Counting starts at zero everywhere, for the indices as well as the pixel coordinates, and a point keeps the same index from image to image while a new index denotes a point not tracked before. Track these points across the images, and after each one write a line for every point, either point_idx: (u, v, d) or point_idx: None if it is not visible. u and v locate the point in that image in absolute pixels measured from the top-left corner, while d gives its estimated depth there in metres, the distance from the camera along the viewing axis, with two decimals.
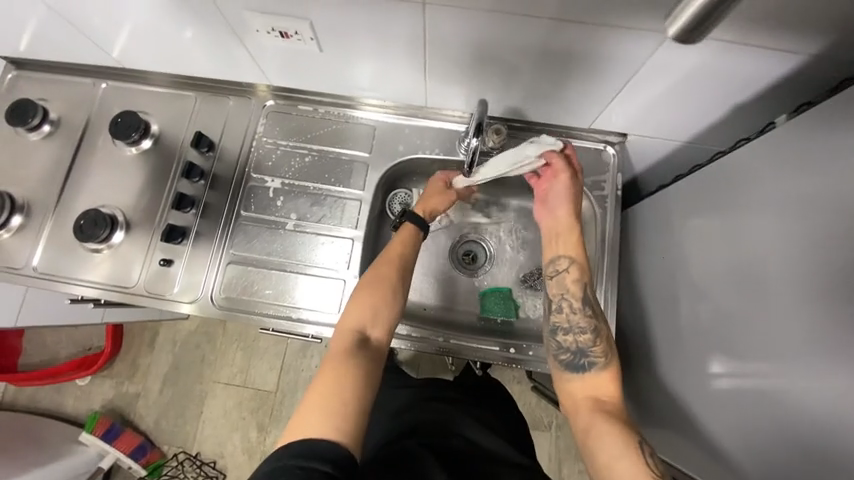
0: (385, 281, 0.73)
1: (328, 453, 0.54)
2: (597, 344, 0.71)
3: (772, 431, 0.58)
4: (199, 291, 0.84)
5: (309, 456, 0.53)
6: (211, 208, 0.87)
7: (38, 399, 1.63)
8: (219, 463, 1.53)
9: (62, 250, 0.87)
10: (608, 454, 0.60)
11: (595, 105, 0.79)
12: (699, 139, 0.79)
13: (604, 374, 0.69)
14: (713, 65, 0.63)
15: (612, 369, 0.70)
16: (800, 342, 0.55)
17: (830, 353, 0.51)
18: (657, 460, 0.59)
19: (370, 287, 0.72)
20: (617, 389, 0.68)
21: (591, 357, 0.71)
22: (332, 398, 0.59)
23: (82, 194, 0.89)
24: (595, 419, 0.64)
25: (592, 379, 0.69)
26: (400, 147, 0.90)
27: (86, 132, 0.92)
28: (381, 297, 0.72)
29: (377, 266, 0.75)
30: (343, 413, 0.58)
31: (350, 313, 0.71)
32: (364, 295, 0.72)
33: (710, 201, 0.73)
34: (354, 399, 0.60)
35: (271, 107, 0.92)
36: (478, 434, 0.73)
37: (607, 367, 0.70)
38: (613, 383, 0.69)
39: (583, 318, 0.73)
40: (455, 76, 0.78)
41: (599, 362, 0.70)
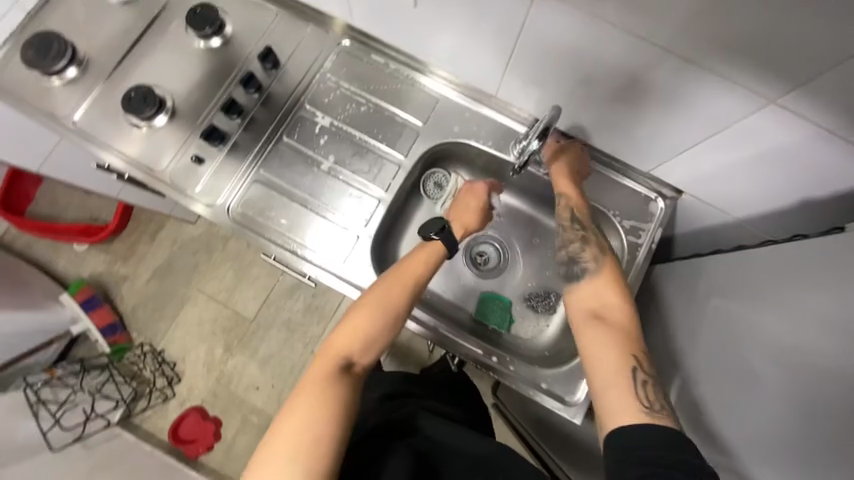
0: (386, 307, 0.70)
1: None
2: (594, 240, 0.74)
3: None
4: (219, 198, 0.84)
5: None
6: (256, 123, 0.87)
7: (34, 249, 1.68)
8: (178, 367, 1.56)
9: (104, 115, 0.87)
10: (607, 380, 0.61)
11: (662, 150, 0.76)
12: (753, 222, 0.76)
13: (602, 280, 0.70)
14: (800, 150, 0.60)
15: (610, 268, 0.71)
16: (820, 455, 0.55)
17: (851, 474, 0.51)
18: (645, 378, 0.60)
19: (369, 310, 0.69)
20: (621, 296, 0.68)
21: (584, 262, 0.72)
22: (308, 427, 0.57)
23: (141, 69, 0.89)
24: (596, 332, 0.65)
25: (593, 285, 0.70)
26: (455, 128, 0.89)
27: (164, 11, 0.92)
28: (379, 322, 0.69)
29: (382, 285, 0.72)
30: (322, 450, 0.56)
31: (340, 335, 0.67)
32: (360, 319, 0.68)
33: (741, 285, 0.71)
34: (338, 425, 0.58)
35: (345, 47, 0.90)
36: (447, 433, 0.69)
37: (603, 267, 0.71)
38: (616, 288, 0.68)
39: (574, 237, 0.75)
40: (536, 76, 0.75)
41: (590, 268, 0.71)
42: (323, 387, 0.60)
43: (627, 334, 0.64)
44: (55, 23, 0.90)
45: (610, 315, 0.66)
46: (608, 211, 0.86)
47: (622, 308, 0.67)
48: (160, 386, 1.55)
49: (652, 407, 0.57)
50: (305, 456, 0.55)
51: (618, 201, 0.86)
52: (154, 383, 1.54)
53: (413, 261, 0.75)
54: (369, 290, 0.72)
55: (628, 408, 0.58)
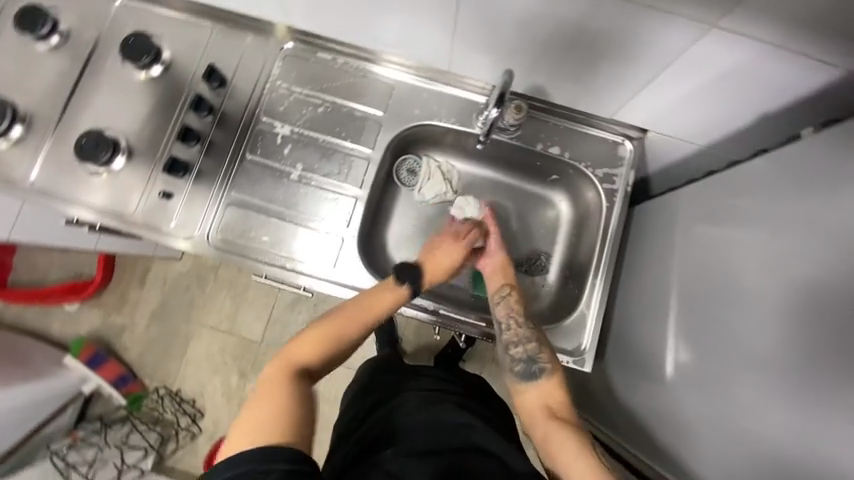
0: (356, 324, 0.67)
1: (261, 463, 0.49)
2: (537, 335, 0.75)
3: (744, 444, 0.59)
4: (196, 228, 0.83)
5: (254, 461, 0.49)
6: (216, 146, 0.85)
7: (25, 318, 1.65)
8: (198, 402, 1.56)
9: (60, 169, 0.85)
10: (573, 465, 0.57)
11: (619, 92, 0.77)
12: (719, 146, 0.77)
13: (547, 381, 0.69)
14: (748, 68, 0.61)
15: (555, 368, 0.70)
16: (776, 365, 0.56)
17: (797, 381, 0.53)
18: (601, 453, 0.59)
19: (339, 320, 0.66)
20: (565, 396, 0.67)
21: (540, 364, 0.70)
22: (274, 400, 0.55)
23: (87, 115, 0.86)
24: (554, 427, 0.62)
25: (543, 388, 0.68)
26: (416, 111, 0.88)
27: (96, 50, 0.88)
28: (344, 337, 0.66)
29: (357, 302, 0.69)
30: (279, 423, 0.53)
31: (305, 340, 0.63)
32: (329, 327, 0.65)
33: (719, 210, 0.73)
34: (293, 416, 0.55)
35: (289, 50, 0.88)
36: (480, 434, 0.65)
37: (552, 369, 0.70)
38: (561, 391, 0.68)
39: (529, 332, 0.75)
40: (485, 43, 0.75)
41: (547, 368, 0.70)
42: (287, 384, 0.57)
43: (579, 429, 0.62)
44: None
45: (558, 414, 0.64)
46: (580, 163, 0.87)
47: (567, 408, 0.66)
48: (185, 425, 1.55)
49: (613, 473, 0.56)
50: (276, 431, 0.52)
51: (587, 151, 0.87)
52: (178, 423, 1.54)
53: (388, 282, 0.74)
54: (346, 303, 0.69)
55: None
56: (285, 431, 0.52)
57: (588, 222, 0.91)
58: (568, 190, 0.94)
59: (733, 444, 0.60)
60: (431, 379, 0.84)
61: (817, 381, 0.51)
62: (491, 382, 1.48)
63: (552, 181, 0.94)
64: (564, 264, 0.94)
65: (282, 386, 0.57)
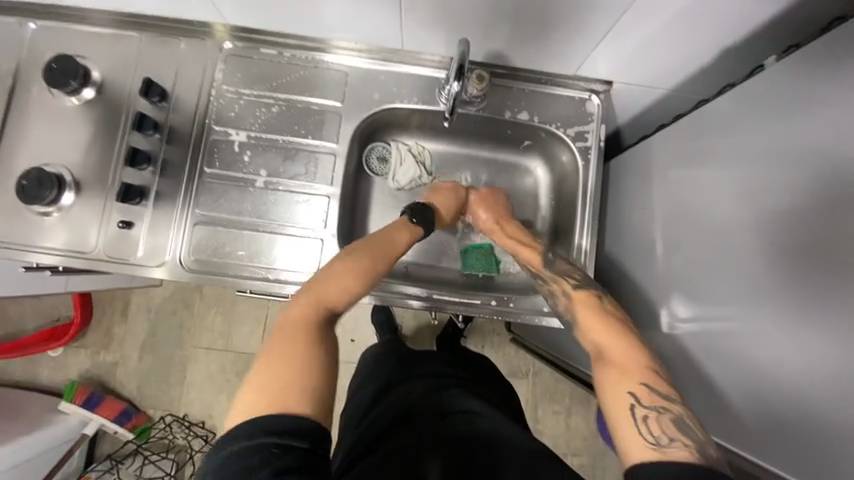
0: (369, 265, 0.66)
1: (290, 428, 0.47)
2: (560, 282, 0.71)
3: (740, 379, 0.61)
4: (167, 254, 0.79)
5: (281, 434, 0.46)
6: (171, 165, 0.80)
7: (9, 372, 1.59)
8: (208, 424, 1.55)
9: (4, 215, 0.79)
10: (617, 419, 0.53)
11: (581, 47, 0.75)
12: (684, 88, 0.77)
13: (589, 320, 0.63)
14: (705, 3, 0.60)
15: (589, 310, 0.64)
16: (768, 298, 0.57)
17: (791, 310, 0.54)
18: (655, 411, 0.52)
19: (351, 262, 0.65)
20: (628, 342, 0.58)
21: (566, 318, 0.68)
22: (301, 356, 0.53)
23: (22, 153, 0.80)
24: (607, 375, 0.56)
25: (596, 333, 0.61)
26: (376, 96, 0.84)
27: (17, 80, 0.81)
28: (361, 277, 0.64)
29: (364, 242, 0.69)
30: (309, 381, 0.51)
31: (322, 290, 0.60)
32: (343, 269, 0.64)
33: (692, 153, 0.73)
34: (321, 365, 0.53)
35: (229, 50, 0.82)
36: (486, 422, 0.66)
37: (581, 315, 0.65)
38: (623, 338, 0.58)
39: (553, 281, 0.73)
40: (435, 15, 0.71)
41: (570, 321, 0.66)
42: (309, 335, 0.55)
43: (640, 379, 0.55)
44: None
45: (607, 351, 0.58)
46: (550, 125, 0.86)
47: (632, 354, 0.57)
48: (199, 447, 1.54)
49: (660, 440, 0.50)
50: (296, 394, 0.49)
51: (556, 112, 0.85)
52: (192, 447, 1.53)
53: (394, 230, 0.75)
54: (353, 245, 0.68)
55: (634, 445, 0.51)
56: (304, 400, 0.49)
57: (566, 184, 0.90)
58: (542, 155, 0.93)
59: (731, 379, 0.62)
60: (434, 365, 0.84)
61: (810, 307, 0.52)
62: (495, 353, 1.50)
63: (525, 147, 0.93)
64: (548, 229, 0.94)
65: (303, 342, 0.54)
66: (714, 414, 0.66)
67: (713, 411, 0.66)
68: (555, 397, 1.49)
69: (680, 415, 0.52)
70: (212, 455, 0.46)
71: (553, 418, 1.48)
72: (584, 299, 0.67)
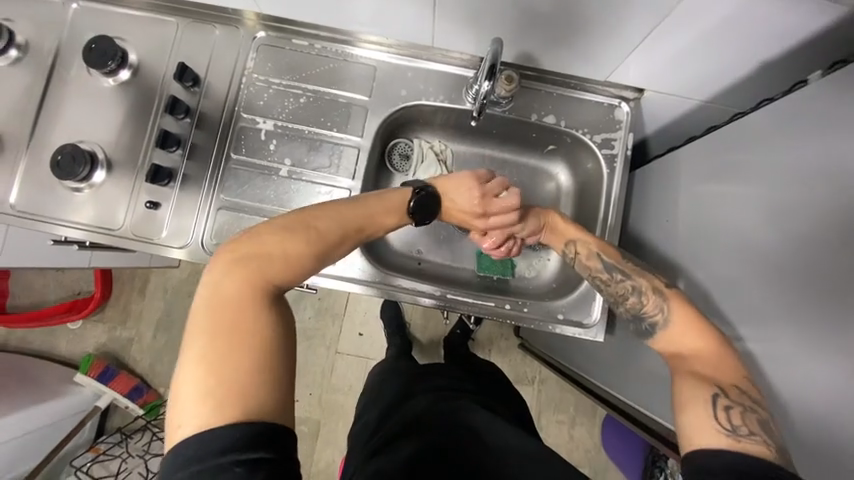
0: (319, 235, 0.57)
1: (240, 438, 0.40)
2: (643, 282, 0.69)
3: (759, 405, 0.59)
4: (190, 237, 0.81)
5: (233, 446, 0.39)
6: (199, 149, 0.82)
7: (30, 341, 1.65)
8: None
9: (39, 188, 0.82)
10: (687, 404, 0.52)
11: (614, 52, 0.73)
12: (719, 100, 0.75)
13: (679, 326, 0.61)
14: (748, 14, 0.58)
15: (685, 313, 0.62)
16: (797, 321, 0.55)
17: (821, 335, 0.52)
18: (733, 404, 0.51)
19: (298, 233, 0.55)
20: (711, 340, 0.58)
21: (651, 319, 0.65)
22: (240, 346, 0.44)
23: (59, 130, 0.82)
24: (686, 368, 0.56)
25: (673, 332, 0.61)
26: (403, 92, 0.84)
27: (58, 59, 0.83)
28: (308, 247, 0.55)
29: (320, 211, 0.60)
30: (260, 378, 0.43)
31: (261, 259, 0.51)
32: (289, 237, 0.54)
33: (723, 167, 0.71)
34: (268, 355, 0.45)
35: (262, 40, 0.84)
36: (489, 433, 0.66)
37: (675, 314, 0.62)
38: (704, 335, 0.58)
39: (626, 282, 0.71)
40: (467, 14, 0.70)
41: (660, 321, 0.63)
42: (250, 315, 0.46)
43: (721, 372, 0.54)
44: None
45: (705, 356, 0.56)
46: (576, 131, 0.84)
47: (716, 352, 0.57)
48: None
49: (736, 430, 0.48)
50: (248, 392, 0.42)
51: (584, 117, 0.84)
52: None
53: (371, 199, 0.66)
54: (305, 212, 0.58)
55: (707, 429, 0.49)
56: (258, 399, 0.42)
57: (588, 191, 0.89)
58: (566, 160, 0.91)
59: None
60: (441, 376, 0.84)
61: (840, 335, 0.50)
62: (502, 357, 1.49)
63: (549, 151, 0.92)
64: None
65: (240, 324, 0.45)
66: None
67: None
68: (560, 406, 1.48)
69: (766, 419, 0.51)
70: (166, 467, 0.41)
71: (557, 428, 1.47)
72: (677, 300, 0.64)
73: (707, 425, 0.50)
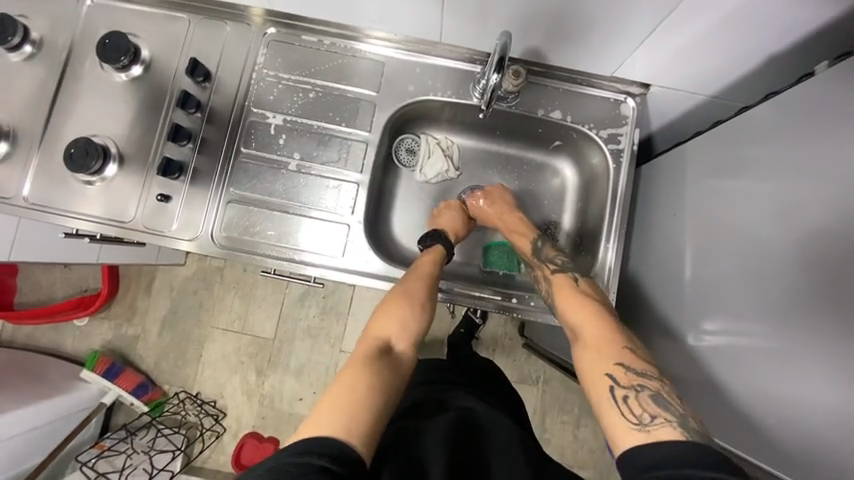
0: (411, 302, 0.72)
1: (327, 449, 0.48)
2: (545, 271, 0.79)
3: (767, 398, 0.59)
4: (199, 230, 0.81)
5: (306, 452, 0.47)
6: (209, 144, 0.83)
7: (37, 337, 1.66)
8: (219, 403, 1.58)
9: (52, 182, 0.83)
10: (597, 399, 0.59)
11: (621, 47, 0.74)
12: (725, 94, 0.75)
13: (576, 313, 0.69)
14: (755, 7, 0.58)
15: (575, 303, 0.70)
16: (807, 310, 0.55)
17: (832, 322, 0.52)
18: (628, 390, 0.57)
19: (397, 302, 0.72)
20: (603, 324, 0.66)
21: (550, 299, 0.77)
22: (353, 392, 0.56)
23: (72, 125, 0.84)
24: (582, 354, 0.64)
25: (571, 321, 0.69)
26: (411, 88, 0.85)
27: (71, 56, 0.85)
28: (406, 314, 0.71)
29: (408, 280, 0.76)
30: (357, 413, 0.54)
31: (375, 327, 0.69)
32: (391, 306, 0.71)
33: (728, 161, 0.71)
34: (380, 400, 0.57)
35: (272, 36, 0.85)
36: (485, 415, 0.67)
37: (562, 300, 0.73)
38: (597, 319, 0.66)
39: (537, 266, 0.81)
40: (475, 10, 0.71)
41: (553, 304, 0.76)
42: (363, 364, 0.61)
43: (613, 351, 0.61)
44: None
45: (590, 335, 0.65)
46: (583, 126, 0.85)
47: (607, 335, 0.64)
48: (208, 425, 1.58)
49: (640, 421, 0.54)
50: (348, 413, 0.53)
51: (590, 112, 0.85)
52: (202, 424, 1.57)
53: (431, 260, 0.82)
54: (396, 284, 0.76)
55: (616, 422, 0.55)
56: (357, 426, 0.52)
57: (595, 186, 0.89)
58: (572, 156, 0.92)
59: (759, 396, 0.60)
60: (446, 371, 0.84)
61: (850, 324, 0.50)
62: (506, 356, 1.49)
63: (555, 147, 0.92)
64: (573, 231, 0.93)
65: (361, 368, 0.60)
66: (738, 432, 0.64)
67: (736, 427, 0.64)
68: (564, 406, 1.47)
69: (659, 391, 0.57)
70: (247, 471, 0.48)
71: (560, 428, 1.46)
72: (562, 284, 0.75)
73: (613, 415, 0.56)
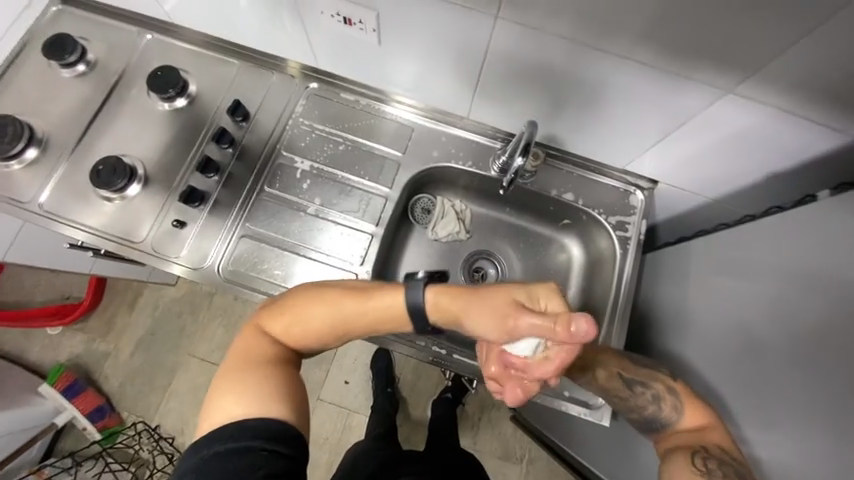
0: (314, 321, 0.57)
1: (276, 432, 0.50)
2: (658, 384, 0.66)
3: None
4: (206, 261, 0.81)
5: (263, 436, 0.49)
6: (234, 178, 0.85)
7: (1, 341, 1.57)
8: (177, 441, 1.47)
9: (72, 193, 0.84)
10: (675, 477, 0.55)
11: (634, 145, 0.80)
12: (729, 200, 0.80)
13: (685, 415, 0.61)
14: (761, 129, 0.64)
15: (692, 405, 0.62)
16: (809, 429, 0.54)
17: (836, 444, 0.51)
18: (714, 465, 0.54)
19: (300, 309, 0.57)
20: (701, 417, 0.61)
21: (662, 419, 0.63)
22: (256, 382, 0.54)
23: (105, 141, 0.87)
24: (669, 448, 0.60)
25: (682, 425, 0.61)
26: (434, 153, 0.90)
27: (121, 79, 0.90)
28: (307, 327, 0.58)
29: (328, 295, 0.57)
30: (287, 397, 0.54)
31: (267, 323, 0.59)
32: (293, 307, 0.58)
33: (729, 263, 0.73)
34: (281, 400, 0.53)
35: (313, 90, 0.91)
36: None
37: (686, 409, 0.62)
38: (697, 413, 0.61)
39: (646, 394, 0.66)
40: (505, 95, 0.78)
41: (672, 418, 0.62)
42: (246, 365, 0.55)
43: (708, 441, 0.58)
44: (8, 106, 0.88)
45: (700, 434, 0.59)
46: (593, 210, 0.89)
47: (708, 428, 0.60)
48: (161, 465, 1.45)
49: None
50: (275, 400, 0.53)
51: (601, 198, 0.89)
52: (154, 463, 1.44)
53: (372, 297, 0.55)
54: (317, 287, 0.58)
55: None
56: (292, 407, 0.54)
57: (600, 267, 0.91)
58: (580, 235, 0.95)
59: None
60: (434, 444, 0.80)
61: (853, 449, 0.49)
62: (491, 427, 1.42)
63: (564, 225, 0.96)
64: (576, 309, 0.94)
65: (234, 360, 0.56)
66: None
67: None
68: None
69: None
70: (189, 455, 0.49)
71: None
72: (689, 397, 0.64)
73: None
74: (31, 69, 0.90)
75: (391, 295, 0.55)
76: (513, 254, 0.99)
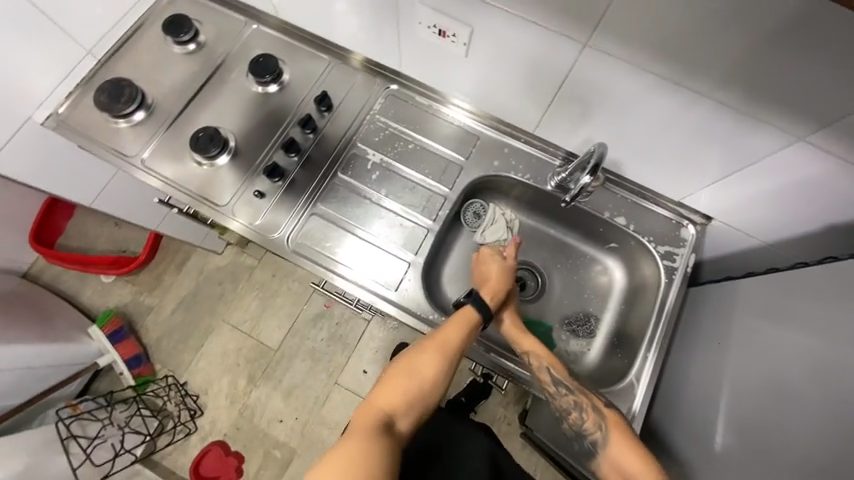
0: (418, 372, 0.74)
1: None
2: (583, 397, 0.76)
3: None
4: (277, 232, 0.89)
5: None
6: (312, 160, 0.94)
7: (61, 281, 1.72)
8: (201, 399, 1.56)
9: (170, 154, 0.94)
10: None
11: (693, 181, 0.82)
12: (785, 247, 0.81)
13: (616, 448, 0.70)
14: (828, 180, 0.66)
15: (619, 433, 0.71)
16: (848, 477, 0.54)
17: None
18: None
19: (403, 372, 0.74)
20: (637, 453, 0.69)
21: (591, 436, 0.73)
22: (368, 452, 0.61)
23: (204, 113, 0.97)
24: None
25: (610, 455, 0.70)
26: (495, 163, 0.96)
27: (224, 61, 1.01)
28: (413, 384, 0.73)
29: (423, 345, 0.77)
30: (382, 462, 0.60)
31: (376, 400, 0.71)
32: (398, 372, 0.74)
33: (776, 307, 0.74)
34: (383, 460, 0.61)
35: (392, 91, 0.99)
36: None
37: (612, 436, 0.71)
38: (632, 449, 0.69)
39: (569, 400, 0.77)
40: (575, 117, 0.83)
41: (599, 439, 0.72)
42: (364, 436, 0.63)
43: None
44: (124, 72, 1.00)
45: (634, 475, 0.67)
46: (643, 237, 0.91)
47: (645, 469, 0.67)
48: (183, 419, 1.54)
49: None
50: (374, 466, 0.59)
51: (652, 227, 0.92)
52: (178, 416, 1.54)
53: (449, 331, 0.77)
54: (410, 348, 0.78)
55: None
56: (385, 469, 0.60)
57: (643, 294, 0.93)
58: (624, 260, 0.97)
59: None
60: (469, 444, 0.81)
61: None
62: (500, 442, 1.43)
63: (609, 248, 0.99)
64: (611, 332, 0.96)
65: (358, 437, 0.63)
66: None
67: None
68: None
69: None
70: None
71: None
72: (615, 420, 0.73)
73: None
74: (147, 42, 1.02)
75: (463, 313, 0.80)
76: (556, 269, 1.02)
